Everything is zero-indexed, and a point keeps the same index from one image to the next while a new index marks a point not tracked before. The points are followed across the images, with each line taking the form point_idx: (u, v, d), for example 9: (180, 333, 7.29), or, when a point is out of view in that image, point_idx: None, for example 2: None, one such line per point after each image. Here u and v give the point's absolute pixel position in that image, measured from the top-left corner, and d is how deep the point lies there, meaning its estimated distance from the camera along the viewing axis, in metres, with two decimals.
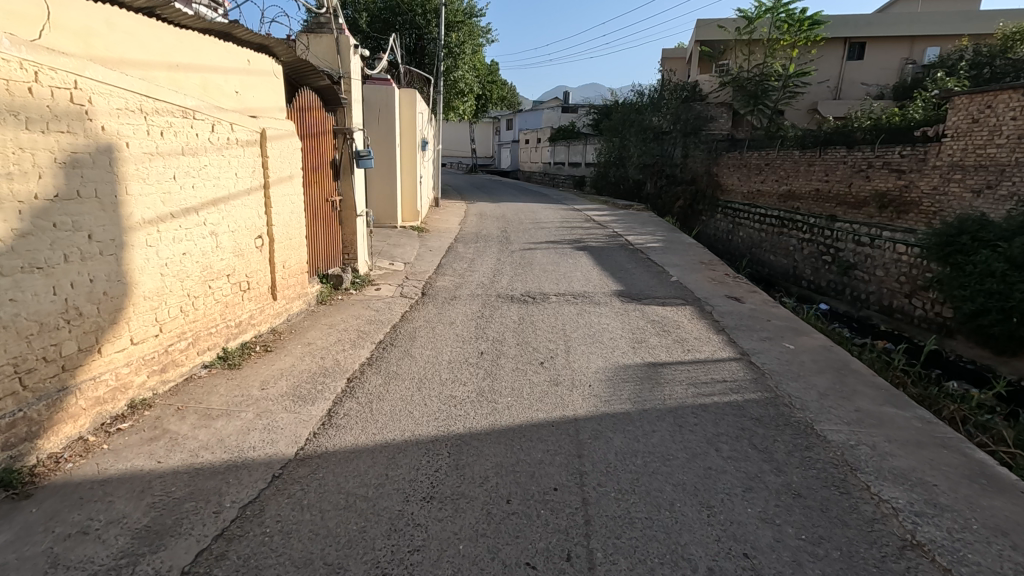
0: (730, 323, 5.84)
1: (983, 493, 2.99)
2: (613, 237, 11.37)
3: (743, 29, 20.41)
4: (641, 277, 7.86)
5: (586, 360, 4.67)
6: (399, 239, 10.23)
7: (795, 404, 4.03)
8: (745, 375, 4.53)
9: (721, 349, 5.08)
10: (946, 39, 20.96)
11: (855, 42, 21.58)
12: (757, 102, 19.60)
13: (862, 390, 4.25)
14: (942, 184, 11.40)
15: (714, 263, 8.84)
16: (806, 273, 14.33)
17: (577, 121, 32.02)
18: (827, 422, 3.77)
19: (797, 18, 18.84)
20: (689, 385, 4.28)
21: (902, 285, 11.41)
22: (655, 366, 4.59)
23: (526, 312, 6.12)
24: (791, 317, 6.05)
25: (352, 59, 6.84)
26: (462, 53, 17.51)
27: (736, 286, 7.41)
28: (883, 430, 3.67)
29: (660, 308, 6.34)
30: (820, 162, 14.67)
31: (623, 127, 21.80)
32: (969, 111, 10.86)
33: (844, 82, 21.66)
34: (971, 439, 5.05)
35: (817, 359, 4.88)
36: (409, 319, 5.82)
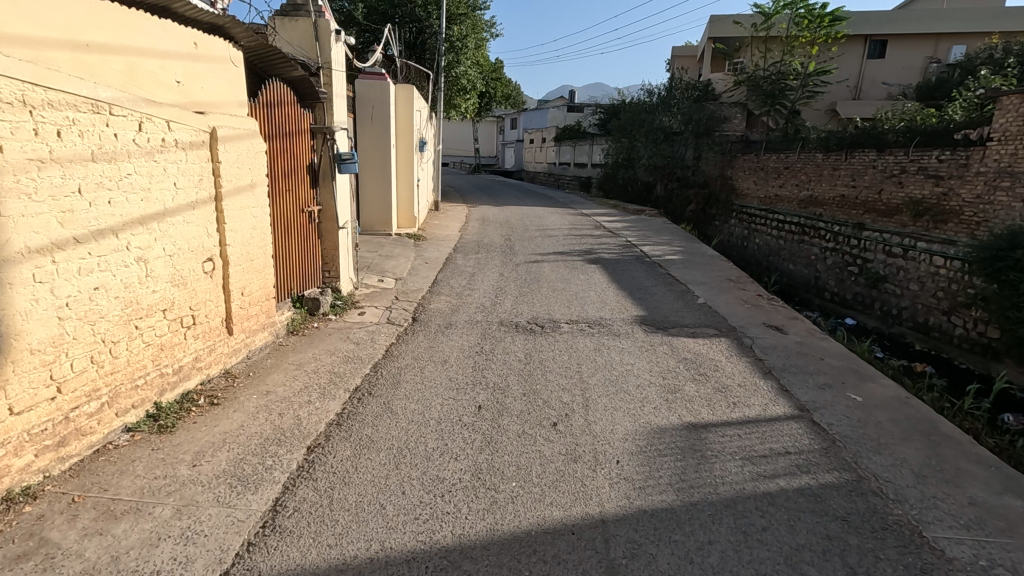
0: (777, 363, 4.89)
1: None
2: (626, 247, 10.41)
3: (760, 26, 19.37)
4: (663, 298, 6.92)
5: (610, 422, 3.74)
6: (393, 249, 9.30)
7: (887, 493, 3.07)
8: (812, 442, 3.59)
9: (774, 402, 4.14)
10: (973, 37, 19.89)
11: (877, 40, 20.47)
12: (773, 102, 18.50)
13: (969, 470, 3.30)
14: (986, 192, 10.11)
15: (743, 281, 7.90)
16: (829, 284, 13.24)
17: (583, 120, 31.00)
18: (938, 524, 2.82)
19: (817, 13, 17.76)
20: (745, 461, 3.34)
21: (938, 300, 10.29)
22: (697, 432, 3.65)
23: (534, 345, 5.19)
24: (847, 355, 5.11)
25: (334, 47, 5.94)
26: (464, 48, 16.56)
27: (774, 312, 6.47)
28: (1019, 541, 2.71)
29: (690, 342, 5.41)
30: (846, 165, 13.41)
31: (633, 128, 20.83)
32: (1020, 112, 9.57)
33: (864, 82, 20.62)
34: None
35: (897, 419, 3.91)
36: (393, 357, 4.88)
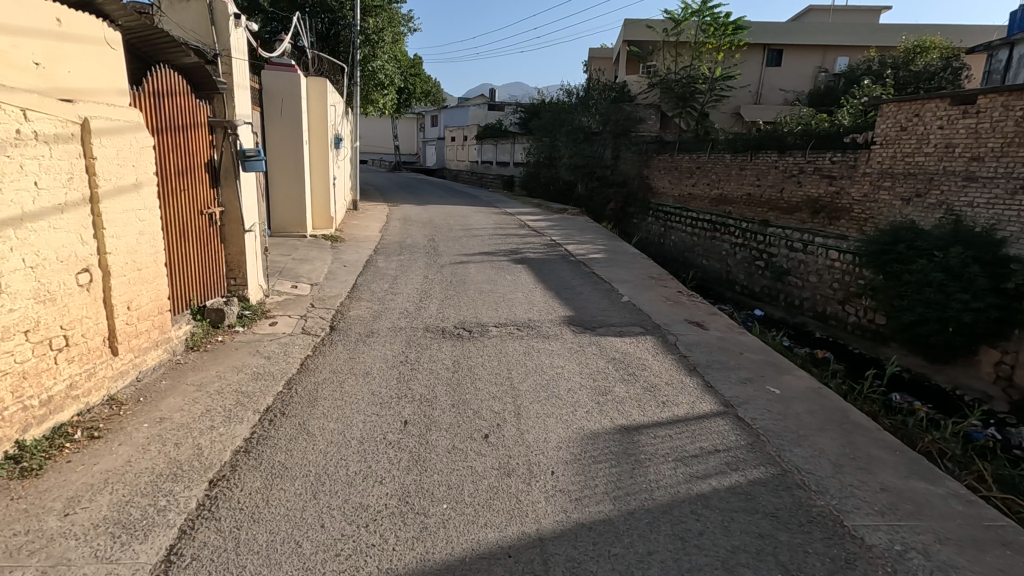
0: (701, 360, 5.01)
1: None
2: (551, 246, 10.43)
3: (670, 31, 20.22)
4: (590, 297, 6.95)
5: (543, 430, 3.63)
6: (308, 251, 8.74)
7: (810, 485, 3.16)
8: (737, 438, 3.66)
9: (701, 399, 4.21)
10: (855, 49, 21.79)
11: (773, 49, 21.98)
12: (684, 104, 19.37)
13: (879, 457, 3.47)
14: (872, 191, 10.87)
15: (665, 278, 8.11)
16: (740, 278, 13.98)
17: (504, 119, 31.01)
18: (857, 512, 2.93)
19: (722, 21, 18.86)
20: (677, 462, 3.33)
21: (835, 291, 11.11)
22: (630, 436, 3.62)
23: (462, 351, 5.00)
24: (764, 349, 5.33)
25: (233, 33, 5.45)
26: (380, 41, 15.96)
27: (695, 308, 6.67)
28: (927, 523, 2.86)
29: (618, 341, 5.44)
30: (751, 166, 14.13)
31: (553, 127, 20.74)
32: (897, 119, 10.34)
33: (764, 88, 22.06)
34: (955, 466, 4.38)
35: (813, 410, 4.08)
36: (309, 371, 4.51)
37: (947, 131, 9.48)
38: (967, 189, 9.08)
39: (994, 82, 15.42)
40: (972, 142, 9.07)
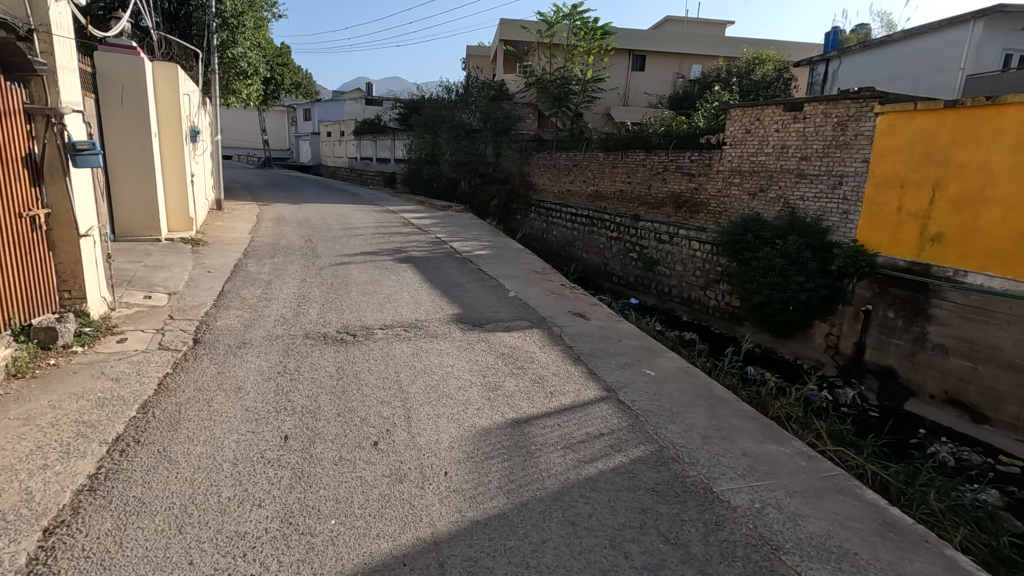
0: (584, 349, 5.24)
1: (900, 555, 2.64)
2: (436, 243, 10.32)
3: (544, 32, 20.91)
4: (477, 294, 6.98)
5: (435, 431, 3.58)
6: (163, 257, 7.82)
7: (683, 457, 3.44)
8: (619, 420, 3.88)
9: (585, 387, 4.41)
10: (706, 59, 24.05)
11: (637, 54, 23.60)
12: (560, 104, 20.14)
13: (739, 426, 3.87)
14: (724, 187, 12.09)
15: (548, 272, 8.39)
16: (616, 269, 14.86)
17: (383, 114, 30.11)
18: (722, 476, 3.24)
19: (591, 26, 19.88)
20: (565, 449, 3.46)
21: (698, 278, 12.22)
22: (520, 428, 3.69)
23: (346, 357, 4.77)
24: (640, 335, 5.70)
25: (53, 6, 4.69)
26: (241, 27, 14.63)
27: (577, 299, 6.97)
28: (779, 480, 3.24)
29: (506, 336, 5.53)
30: (622, 164, 15.01)
31: (434, 123, 19.98)
32: (742, 123, 11.54)
33: (631, 91, 23.65)
34: (803, 428, 4.98)
35: (683, 388, 4.45)
36: (169, 391, 4.03)
37: (783, 134, 10.73)
38: (799, 185, 10.37)
39: (815, 93, 17.80)
40: (802, 143, 10.31)
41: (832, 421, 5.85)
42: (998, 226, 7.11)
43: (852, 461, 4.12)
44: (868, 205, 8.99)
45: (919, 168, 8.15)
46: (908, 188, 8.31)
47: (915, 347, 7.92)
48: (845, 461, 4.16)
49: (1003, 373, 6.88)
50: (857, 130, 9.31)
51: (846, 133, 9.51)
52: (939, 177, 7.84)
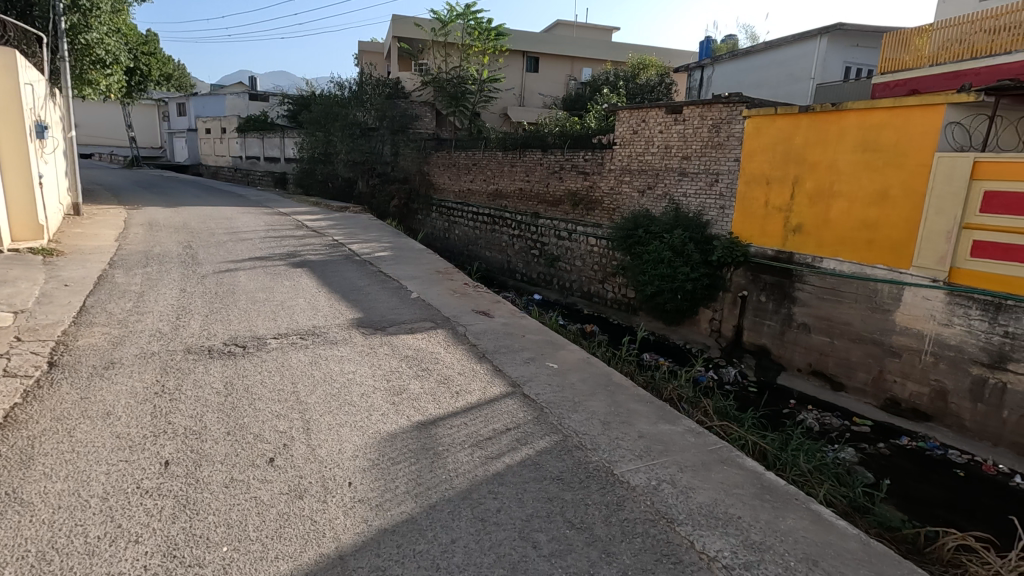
0: (489, 346, 5.29)
1: (776, 514, 2.94)
2: (333, 246, 9.90)
3: (438, 31, 20.76)
4: (378, 297, 6.78)
5: (337, 441, 3.43)
6: (6, 270, 6.79)
7: (585, 444, 3.58)
8: (525, 414, 3.95)
9: (491, 384, 4.44)
10: (595, 62, 25.11)
11: (531, 56, 24.13)
12: (457, 104, 20.09)
13: (636, 410, 4.10)
14: (616, 185, 12.69)
15: (451, 271, 8.35)
16: (519, 266, 15.13)
17: (270, 110, 28.31)
18: (622, 459, 3.42)
19: (485, 27, 20.04)
20: (472, 447, 3.47)
21: (596, 272, 12.77)
22: (427, 430, 3.64)
23: (236, 370, 4.44)
24: (542, 330, 5.85)
25: None
26: (95, 9, 13.02)
27: (480, 298, 7.01)
28: (672, 457, 3.47)
29: (410, 338, 5.43)
30: (520, 163, 15.24)
31: (325, 121, 19.19)
32: (630, 124, 12.18)
33: (525, 92, 24.14)
34: (693, 407, 5.37)
35: (584, 378, 4.63)
36: (17, 425, 3.50)
37: (666, 135, 11.45)
38: (681, 182, 11.15)
39: (693, 97, 19.19)
40: (682, 144, 11.09)
41: (718, 399, 6.35)
42: (845, 216, 8.10)
43: (737, 435, 4.52)
44: (740, 200, 9.87)
45: (781, 166, 9.09)
46: (772, 185, 9.24)
47: (784, 326, 8.85)
48: (731, 435, 4.55)
49: (853, 344, 7.89)
50: (729, 132, 10.18)
51: (720, 134, 10.36)
52: (797, 175, 8.82)
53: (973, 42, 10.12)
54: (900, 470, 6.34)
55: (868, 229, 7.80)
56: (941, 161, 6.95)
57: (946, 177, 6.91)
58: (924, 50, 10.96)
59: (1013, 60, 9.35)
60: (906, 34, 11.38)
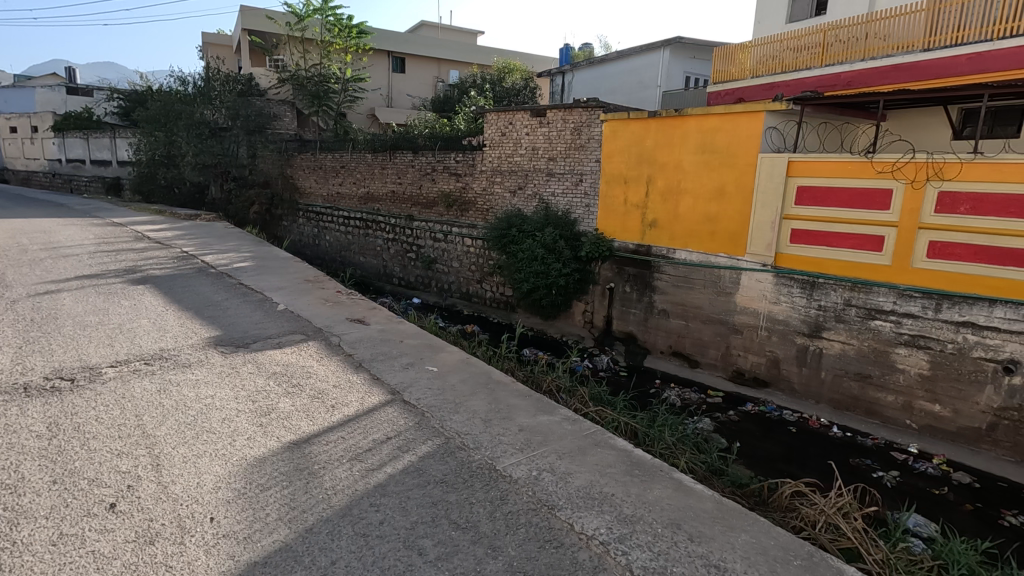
0: (365, 355, 5.10)
1: (644, 486, 3.20)
2: (182, 259, 8.90)
3: (294, 25, 19.56)
4: (239, 312, 6.23)
5: (196, 474, 3.10)
6: None
7: (468, 444, 3.60)
8: (406, 421, 3.87)
9: (369, 394, 4.29)
10: (462, 65, 25.26)
11: (396, 56, 23.65)
12: (320, 103, 19.03)
13: (515, 404, 4.21)
14: (488, 186, 12.80)
15: (321, 279, 7.93)
16: (396, 270, 14.79)
17: (95, 106, 24.73)
18: (504, 454, 3.49)
19: (345, 23, 19.27)
20: (351, 461, 3.33)
21: (473, 273, 12.89)
22: (300, 450, 3.42)
23: (62, 408, 3.81)
24: (421, 334, 5.78)
25: None
26: None
27: (354, 305, 6.74)
28: (551, 446, 3.62)
29: (277, 353, 5.06)
30: (391, 165, 14.75)
31: (167, 119, 17.32)
32: (498, 126, 12.39)
33: (393, 92, 23.61)
34: (570, 396, 5.63)
35: (464, 379, 4.66)
36: None
37: (532, 138, 11.83)
38: (549, 182, 11.60)
39: (556, 101, 20.08)
40: (548, 145, 11.54)
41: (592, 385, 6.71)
42: (691, 211, 9.00)
43: (610, 418, 4.83)
44: (603, 199, 10.54)
45: (636, 166, 9.87)
46: (629, 183, 9.99)
47: (647, 314, 9.61)
48: (605, 419, 4.85)
49: (705, 325, 8.80)
50: (589, 134, 10.81)
51: (582, 137, 10.96)
52: (650, 175, 9.62)
53: (782, 59, 11.81)
54: (747, 433, 7.19)
55: (710, 222, 8.73)
56: (764, 161, 7.99)
57: (768, 175, 7.95)
58: (746, 63, 12.50)
59: (812, 74, 11.14)
60: (731, 48, 12.87)
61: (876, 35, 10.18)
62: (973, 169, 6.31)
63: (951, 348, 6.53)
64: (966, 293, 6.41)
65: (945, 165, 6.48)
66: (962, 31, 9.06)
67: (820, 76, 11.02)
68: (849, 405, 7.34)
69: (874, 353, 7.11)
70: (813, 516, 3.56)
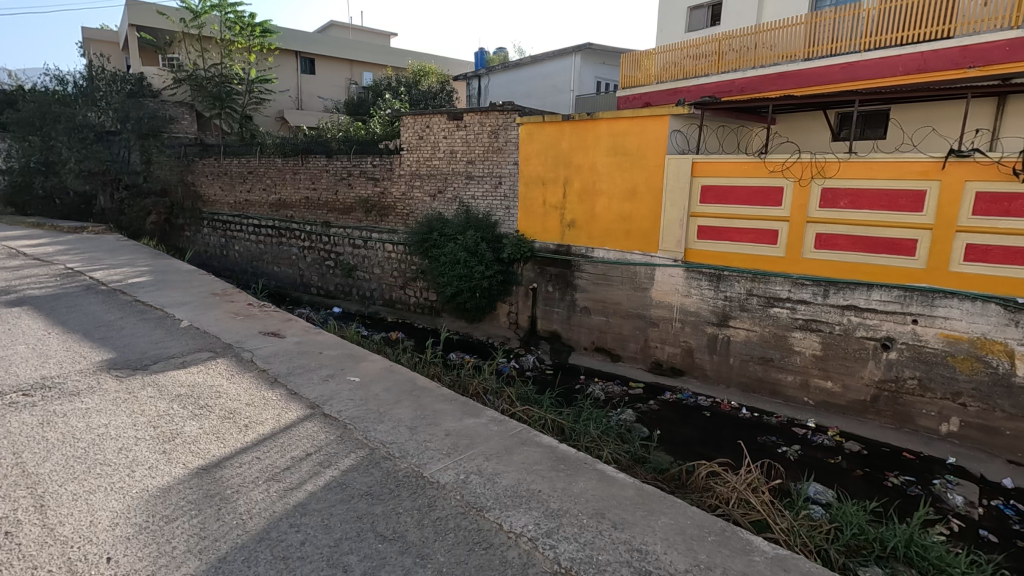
0: (281, 369, 4.86)
1: (570, 480, 3.28)
2: (67, 276, 8.07)
3: (189, 22, 18.28)
4: (136, 331, 5.74)
5: (89, 512, 2.82)
6: None
7: (393, 453, 3.53)
8: (327, 436, 3.73)
9: (286, 410, 4.09)
10: (375, 67, 24.71)
11: (305, 57, 22.73)
12: (222, 105, 17.88)
13: (441, 409, 4.18)
14: (407, 190, 12.57)
15: (230, 292, 7.46)
16: (313, 279, 14.22)
17: None
18: (431, 460, 3.45)
19: (247, 21, 18.26)
20: (269, 481, 3.16)
21: (396, 279, 12.64)
22: (210, 475, 3.20)
23: None
24: (341, 344, 5.59)
25: None
26: None
27: (268, 318, 6.41)
28: (478, 448, 3.63)
29: (181, 374, 4.70)
30: (303, 170, 14.15)
31: (42, 122, 15.63)
32: (415, 129, 12.21)
33: (302, 94, 22.68)
34: (497, 396, 5.66)
35: (388, 387, 4.56)
36: None
37: (450, 141, 11.76)
38: (469, 185, 11.60)
39: (473, 105, 20.11)
40: (466, 149, 11.54)
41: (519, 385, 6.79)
42: (607, 211, 9.34)
43: (537, 416, 4.91)
44: (522, 201, 10.70)
45: (553, 168, 10.10)
46: (547, 185, 10.21)
47: (569, 312, 9.87)
48: (531, 417, 4.93)
49: (624, 320, 9.17)
50: (506, 137, 10.91)
51: (499, 140, 11.05)
52: (566, 176, 9.89)
53: (683, 65, 12.53)
54: (667, 421, 7.55)
55: (624, 221, 9.10)
56: (671, 162, 8.45)
57: (675, 175, 8.42)
58: (650, 69, 13.14)
59: (711, 80, 11.91)
60: (636, 55, 13.46)
61: (763, 44, 11.05)
62: (850, 167, 7.00)
63: (838, 329, 7.20)
64: (849, 279, 7.10)
65: (826, 164, 7.14)
66: (835, 43, 10.04)
67: (717, 81, 11.80)
68: (755, 387, 7.92)
69: (774, 338, 7.70)
70: (726, 493, 3.80)
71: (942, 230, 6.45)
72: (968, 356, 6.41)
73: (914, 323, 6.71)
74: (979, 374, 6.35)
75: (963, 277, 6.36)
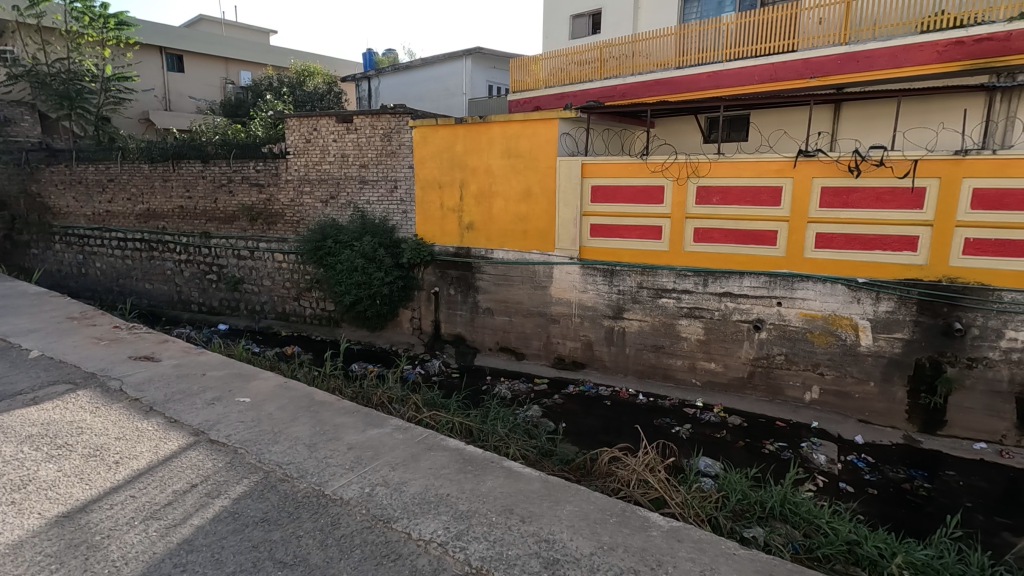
0: (158, 396, 4.41)
1: (477, 480, 3.30)
2: None
3: (24, 10, 16.01)
4: None
5: None
6: None
7: (291, 474, 3.34)
8: (214, 463, 3.44)
9: (165, 440, 3.72)
10: (254, 65, 23.19)
11: (171, 53, 20.77)
12: (72, 104, 15.76)
13: (342, 423, 4.01)
14: (296, 196, 11.86)
15: (91, 315, 6.64)
16: (194, 295, 13.11)
17: None
18: (333, 476, 3.31)
19: (98, 12, 16.33)
20: (146, 520, 2.86)
21: (288, 290, 11.97)
22: (74, 521, 2.84)
23: None
24: (227, 363, 5.18)
25: None
26: None
27: (139, 341, 5.78)
28: (383, 459, 3.54)
29: (31, 412, 4.10)
30: (175, 176, 12.92)
31: None
32: (301, 132, 11.58)
33: (170, 94, 20.74)
34: (402, 404, 5.55)
35: (283, 405, 4.30)
36: None
37: (340, 144, 11.28)
38: (363, 189, 11.19)
39: (363, 107, 19.53)
40: (358, 152, 11.12)
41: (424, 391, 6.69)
42: (504, 213, 9.49)
43: (443, 420, 4.87)
44: (419, 204, 10.56)
45: (449, 171, 10.09)
46: (443, 188, 10.17)
47: (473, 313, 9.91)
48: (438, 422, 4.88)
49: (526, 319, 9.37)
50: (400, 140, 10.68)
51: (392, 143, 10.77)
52: (462, 179, 9.92)
53: (569, 71, 13.02)
54: (571, 413, 7.82)
55: (521, 222, 9.31)
56: (562, 164, 8.78)
57: (567, 176, 8.75)
58: (539, 74, 13.54)
59: (595, 86, 12.51)
60: (525, 59, 13.79)
61: (640, 53, 11.80)
62: (719, 167, 7.67)
63: (718, 315, 7.88)
64: (724, 269, 7.78)
65: (699, 164, 7.78)
66: (702, 53, 10.97)
67: (601, 87, 12.41)
68: (649, 374, 8.44)
69: (663, 326, 8.26)
70: (627, 476, 4.02)
71: (796, 222, 7.27)
72: (823, 331, 7.29)
73: (779, 305, 7.50)
74: (831, 346, 7.26)
75: (814, 262, 7.24)
